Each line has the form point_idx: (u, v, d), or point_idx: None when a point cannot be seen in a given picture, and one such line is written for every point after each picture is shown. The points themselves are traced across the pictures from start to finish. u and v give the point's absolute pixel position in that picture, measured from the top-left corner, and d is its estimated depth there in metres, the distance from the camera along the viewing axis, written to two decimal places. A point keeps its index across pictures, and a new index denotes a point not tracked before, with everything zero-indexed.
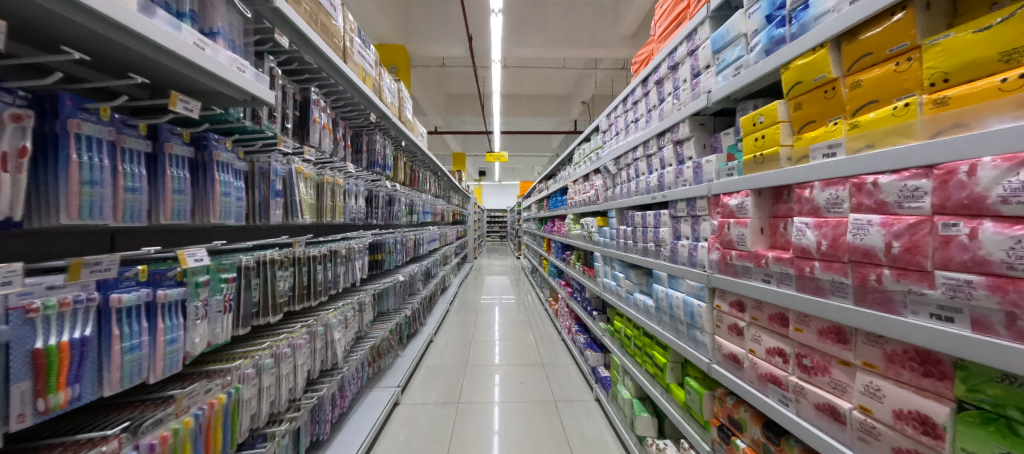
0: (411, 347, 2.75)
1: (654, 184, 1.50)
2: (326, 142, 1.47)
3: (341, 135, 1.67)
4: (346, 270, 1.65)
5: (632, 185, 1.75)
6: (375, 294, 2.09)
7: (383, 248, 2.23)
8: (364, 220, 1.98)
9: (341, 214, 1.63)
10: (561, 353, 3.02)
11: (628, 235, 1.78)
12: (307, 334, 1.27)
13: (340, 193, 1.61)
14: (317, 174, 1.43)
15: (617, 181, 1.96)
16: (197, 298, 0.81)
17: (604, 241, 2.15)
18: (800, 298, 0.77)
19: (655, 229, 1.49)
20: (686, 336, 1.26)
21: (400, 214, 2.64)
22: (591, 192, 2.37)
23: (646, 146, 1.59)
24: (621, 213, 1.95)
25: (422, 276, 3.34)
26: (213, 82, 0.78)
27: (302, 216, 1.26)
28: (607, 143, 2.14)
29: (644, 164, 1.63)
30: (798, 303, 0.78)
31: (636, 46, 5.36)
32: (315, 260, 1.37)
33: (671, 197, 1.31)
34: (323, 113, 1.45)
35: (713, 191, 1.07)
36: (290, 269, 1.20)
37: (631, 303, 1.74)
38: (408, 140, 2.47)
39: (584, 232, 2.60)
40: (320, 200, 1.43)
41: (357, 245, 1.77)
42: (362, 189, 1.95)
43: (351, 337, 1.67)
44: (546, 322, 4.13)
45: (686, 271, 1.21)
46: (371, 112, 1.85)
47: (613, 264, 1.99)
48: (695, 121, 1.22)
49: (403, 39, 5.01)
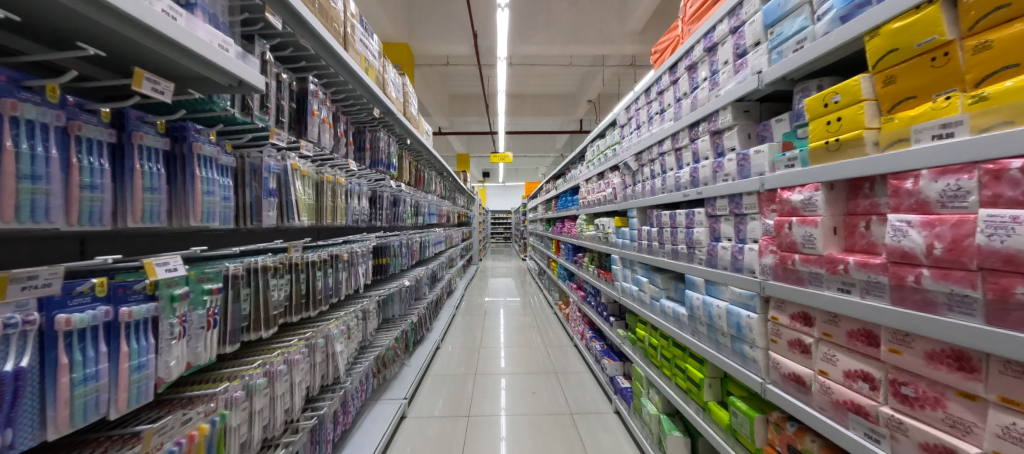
0: (417, 355, 2.61)
1: (685, 180, 1.36)
2: (326, 138, 1.35)
3: (343, 131, 1.55)
4: (348, 275, 1.53)
5: (656, 182, 1.61)
6: (379, 300, 1.96)
7: (388, 252, 2.10)
8: (367, 221, 1.86)
9: (342, 216, 1.51)
10: (573, 360, 2.87)
11: (652, 236, 1.64)
12: (305, 349, 1.14)
13: (341, 193, 1.49)
14: (316, 171, 1.31)
15: (638, 178, 1.83)
16: (172, 315, 0.68)
17: (623, 243, 2.01)
18: (896, 314, 0.62)
19: (686, 229, 1.35)
20: (729, 350, 1.10)
21: (405, 215, 2.52)
22: (607, 191, 2.23)
23: (675, 139, 1.45)
24: (643, 212, 1.81)
25: (427, 280, 3.22)
26: (189, 60, 0.65)
27: (298, 217, 1.13)
28: (626, 138, 2.00)
29: (671, 158, 1.49)
30: (892, 320, 0.63)
31: (645, 42, 5.21)
32: (315, 266, 1.25)
33: (708, 194, 1.17)
34: (322, 106, 1.33)
35: (767, 186, 0.93)
36: (285, 276, 1.07)
37: (656, 310, 1.59)
38: (414, 138, 2.35)
39: (599, 233, 2.46)
40: (320, 200, 1.31)
41: (360, 249, 1.65)
42: (365, 189, 1.82)
43: (354, 348, 1.54)
44: (556, 326, 3.99)
45: (728, 277, 1.07)
46: (375, 107, 1.73)
47: (634, 267, 1.85)
48: (739, 108, 1.08)
49: (405, 37, 4.91)
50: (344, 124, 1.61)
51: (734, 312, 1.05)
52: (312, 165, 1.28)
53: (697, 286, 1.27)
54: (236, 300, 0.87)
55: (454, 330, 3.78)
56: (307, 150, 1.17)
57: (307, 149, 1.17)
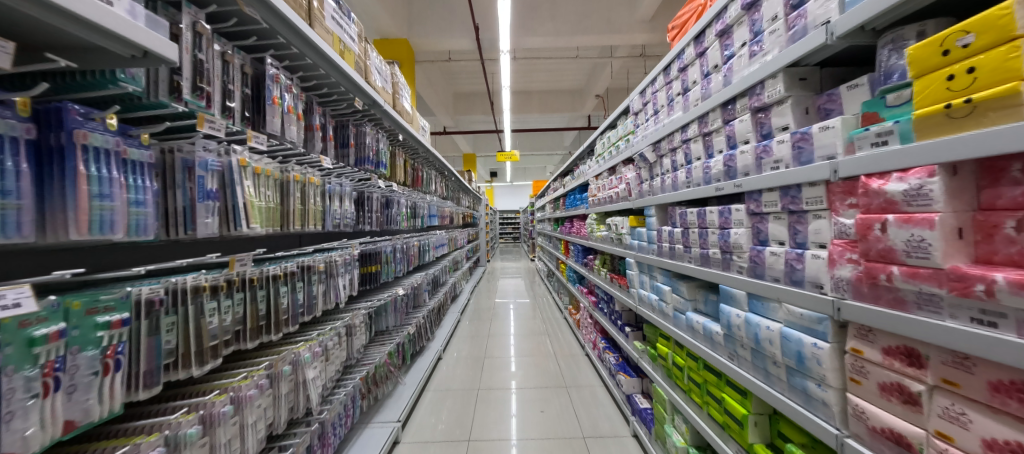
0: (415, 368, 2.44)
1: (717, 170, 1.11)
2: (291, 132, 1.16)
3: (315, 124, 1.37)
4: (323, 288, 1.35)
5: (679, 175, 1.37)
6: (367, 313, 1.78)
7: (378, 258, 1.92)
8: (351, 226, 1.68)
9: (315, 221, 1.32)
10: (586, 372, 2.65)
11: (675, 238, 1.39)
12: (258, 383, 0.95)
13: (314, 194, 1.30)
14: (278, 168, 1.12)
15: (657, 171, 1.58)
16: (36, 366, 0.48)
17: (639, 245, 1.78)
18: None
19: (720, 231, 1.10)
20: (783, 384, 0.85)
21: (400, 219, 2.35)
22: (621, 188, 1.99)
23: (703, 123, 1.20)
24: (662, 211, 1.57)
25: (427, 286, 3.03)
26: (87, 32, 0.48)
27: (248, 225, 0.94)
28: (640, 127, 1.76)
29: (698, 146, 1.24)
30: (1011, 357, 0.41)
31: (655, 30, 4.91)
32: (273, 281, 1.06)
33: (751, 186, 0.93)
34: (286, 93, 1.14)
35: (843, 172, 0.67)
36: (235, 297, 0.92)
37: (681, 324, 1.35)
38: (406, 133, 2.17)
39: (611, 234, 2.22)
40: (282, 203, 1.12)
41: (340, 258, 1.46)
42: (349, 190, 1.64)
43: (332, 371, 1.36)
44: (566, 332, 3.77)
45: (782, 292, 0.82)
46: (357, 97, 1.55)
47: (653, 272, 1.62)
48: (792, 76, 0.82)
49: (405, 33, 4.76)
50: (319, 115, 1.43)
51: (792, 337, 0.80)
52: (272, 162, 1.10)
53: (736, 301, 1.03)
54: (155, 331, 0.70)
55: (458, 338, 3.60)
56: (259, 145, 0.97)
57: (258, 142, 0.97)
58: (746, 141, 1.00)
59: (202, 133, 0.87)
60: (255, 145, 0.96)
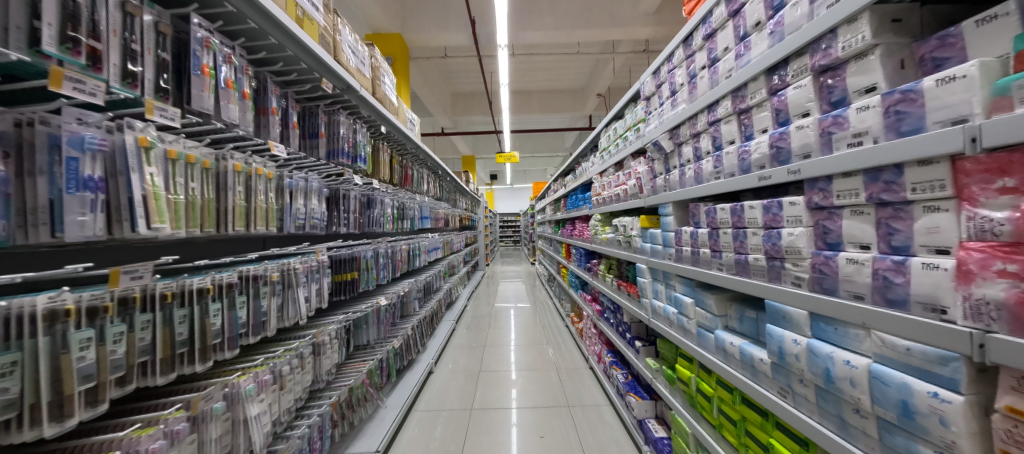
0: (402, 386, 2.20)
1: (762, 154, 0.87)
2: (227, 111, 0.94)
3: (269, 106, 1.17)
4: (274, 301, 1.12)
5: (704, 165, 1.14)
6: (340, 328, 1.56)
7: (356, 264, 1.71)
8: (321, 228, 1.46)
9: (264, 221, 1.10)
10: (590, 388, 2.40)
11: (700, 241, 1.16)
12: (168, 430, 0.72)
13: (261, 190, 1.08)
14: (203, 152, 0.89)
15: (674, 162, 1.36)
16: None
17: (652, 249, 1.55)
18: None
19: (765, 231, 0.86)
20: (868, 440, 0.60)
21: (384, 220, 2.13)
22: (630, 184, 1.76)
23: (741, 97, 0.96)
24: (681, 209, 1.34)
25: (418, 293, 2.81)
26: None
27: (149, 226, 0.71)
28: (652, 113, 1.54)
29: (731, 128, 1.01)
30: None
31: (659, 23, 4.72)
32: (201, 296, 0.86)
33: (813, 172, 0.70)
34: (223, 63, 0.94)
35: (988, 144, 0.41)
36: (139, 319, 0.71)
37: (709, 345, 1.10)
38: (390, 124, 1.96)
39: (619, 237, 2.00)
40: (208, 198, 0.89)
41: (301, 265, 1.26)
42: (318, 186, 1.42)
43: (284, 402, 1.12)
44: (569, 342, 3.53)
45: (870, 316, 0.59)
46: (325, 78, 1.34)
47: (670, 281, 1.39)
48: (881, 17, 0.58)
49: (398, 28, 4.61)
50: (276, 98, 1.22)
51: (889, 380, 0.55)
52: (197, 146, 0.88)
53: (790, 322, 0.78)
54: None
55: (452, 348, 3.36)
56: (165, 122, 0.75)
57: (163, 117, 0.75)
58: (807, 113, 0.76)
59: (67, 101, 0.64)
60: (158, 121, 0.74)
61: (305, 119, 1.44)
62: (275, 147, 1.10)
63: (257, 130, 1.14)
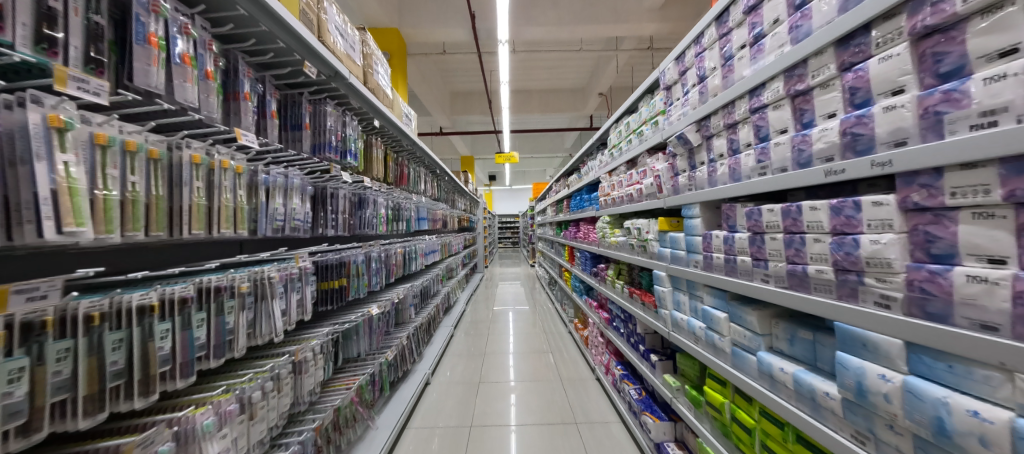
0: (395, 401, 2.03)
1: (827, 143, 0.71)
2: (177, 90, 0.76)
3: (243, 91, 1.01)
4: (243, 317, 0.95)
5: (742, 159, 0.98)
6: (325, 342, 1.39)
7: (344, 271, 1.54)
8: (304, 230, 1.30)
9: (231, 223, 0.93)
10: (598, 403, 2.24)
11: (739, 248, 0.99)
12: None
13: (226, 186, 0.91)
14: (147, 140, 0.72)
15: (702, 158, 1.20)
16: None
17: (673, 255, 1.40)
18: None
19: (833, 238, 0.70)
20: None
21: (377, 222, 1.96)
22: (646, 183, 1.61)
23: (798, 77, 0.78)
24: (711, 211, 1.18)
25: (414, 299, 2.65)
26: None
27: (59, 231, 0.52)
28: (673, 105, 1.38)
29: (780, 114, 0.84)
30: None
31: (664, 19, 4.60)
32: (143, 315, 0.69)
33: (911, 164, 0.54)
34: (177, 34, 0.78)
35: None
36: (47, 350, 0.53)
37: (751, 369, 0.95)
38: (383, 118, 1.80)
39: (631, 240, 1.85)
40: (150, 195, 0.71)
41: (277, 274, 1.08)
42: (301, 183, 1.26)
43: (254, 435, 0.95)
44: (573, 349, 3.37)
45: (1012, 353, 0.41)
46: (307, 60, 1.18)
47: (698, 292, 1.23)
48: None
49: (395, 22, 4.45)
50: (250, 82, 1.05)
51: None
52: (141, 132, 0.71)
53: (874, 353, 0.62)
54: None
55: (450, 356, 3.19)
56: (85, 97, 0.57)
57: (80, 90, 0.57)
58: (901, 90, 0.57)
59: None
60: (73, 94, 0.56)
61: (287, 108, 1.27)
62: (241, 136, 0.92)
63: (226, 117, 0.97)
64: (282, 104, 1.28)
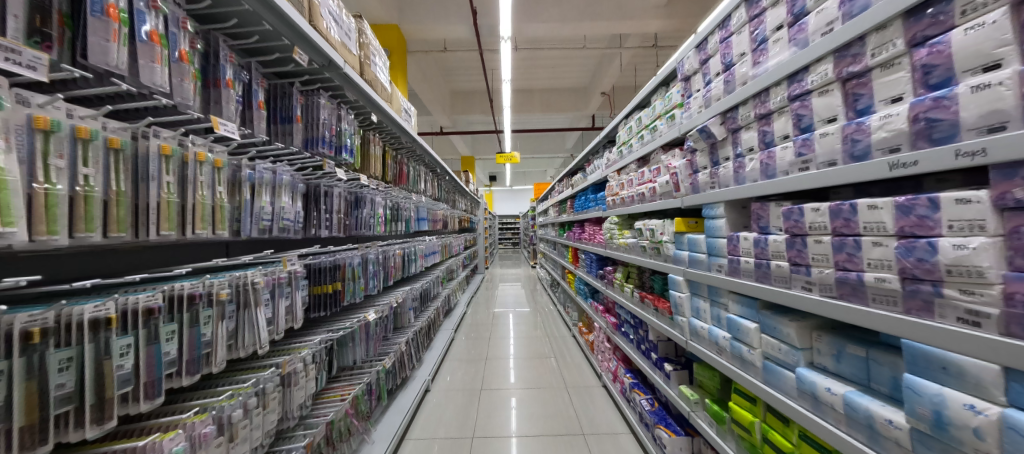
0: (393, 410, 1.92)
1: (891, 132, 0.60)
2: (140, 70, 0.66)
3: (227, 78, 0.91)
4: (222, 328, 0.83)
5: (778, 153, 0.88)
6: (317, 352, 1.29)
7: (339, 274, 1.44)
8: (295, 231, 1.20)
9: (208, 222, 0.82)
10: (606, 412, 2.14)
11: (774, 252, 0.89)
12: None
13: (203, 180, 0.81)
14: (105, 127, 0.62)
15: (726, 153, 1.10)
16: None
17: (692, 258, 1.30)
18: None
19: (900, 241, 0.60)
20: None
21: (374, 222, 1.86)
22: (660, 181, 1.52)
23: (852, 57, 0.68)
24: (737, 210, 1.09)
25: (413, 302, 2.55)
26: None
27: None
28: (692, 97, 1.28)
29: (828, 101, 0.74)
30: None
31: (670, 16, 4.51)
32: (97, 330, 0.56)
33: (1006, 155, 0.42)
34: (144, 8, 0.68)
35: None
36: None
37: (789, 387, 0.85)
38: (381, 111, 1.70)
39: (643, 242, 1.75)
40: (110, 191, 0.61)
41: (262, 279, 0.96)
42: (291, 179, 1.16)
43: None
44: (578, 354, 3.27)
45: None
46: (298, 46, 1.07)
47: (723, 299, 1.13)
48: None
49: (396, 19, 4.37)
50: (233, 68, 0.95)
51: None
52: (97, 117, 0.61)
53: (960, 379, 0.51)
54: None
55: (450, 361, 3.08)
56: (18, 71, 0.46)
57: (11, 63, 0.45)
58: (997, 65, 0.46)
59: None
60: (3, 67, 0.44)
61: (276, 100, 1.17)
62: (218, 124, 0.79)
63: (205, 105, 0.88)
64: (270, 95, 1.18)
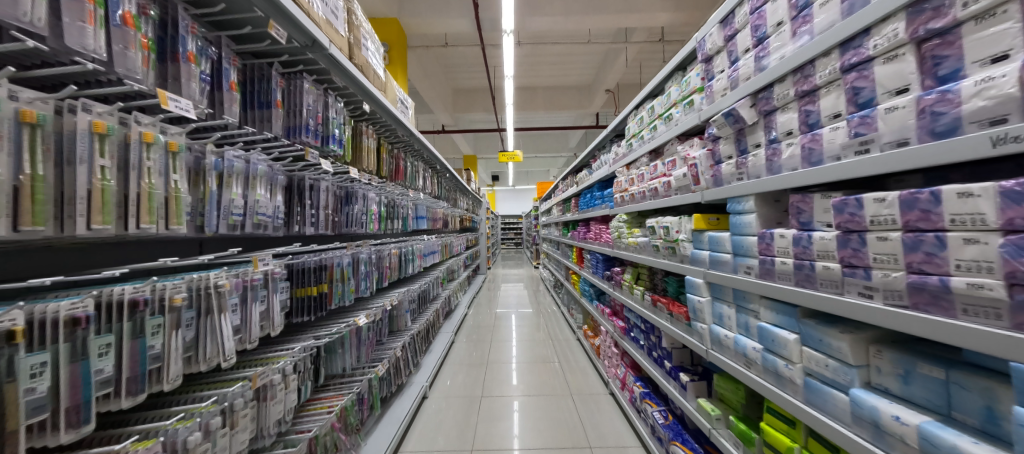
0: (388, 420, 1.81)
1: (990, 99, 0.45)
2: (66, 31, 0.53)
3: (189, 52, 0.80)
4: (177, 338, 0.71)
5: (826, 136, 0.75)
6: (299, 361, 1.17)
7: (326, 275, 1.33)
8: (274, 227, 1.09)
9: (157, 216, 0.69)
10: (614, 423, 2.00)
11: (821, 251, 0.76)
12: None
13: (151, 166, 0.67)
14: (16, 96, 0.49)
15: (757, 140, 0.98)
16: None
17: (714, 258, 1.17)
18: None
19: (1008, 237, 0.44)
20: None
21: (367, 220, 1.75)
22: (677, 174, 1.40)
23: (932, 11, 0.53)
24: (768, 204, 0.96)
25: (410, 304, 2.44)
26: None
27: None
28: (716, 79, 1.15)
29: (896, 68, 0.60)
30: None
31: (678, 9, 4.37)
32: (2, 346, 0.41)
33: None
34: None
35: None
36: None
37: (840, 411, 0.71)
38: (373, 100, 1.59)
39: (656, 241, 1.63)
40: (21, 175, 0.47)
41: (230, 282, 0.84)
42: (268, 170, 1.04)
43: None
44: (583, 359, 3.14)
45: None
46: (273, 20, 0.95)
47: (754, 304, 1.00)
48: None
49: (395, 12, 4.27)
50: (197, 41, 0.84)
51: None
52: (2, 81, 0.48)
53: None
54: None
55: (450, 366, 2.97)
56: None
57: None
58: None
59: None
60: None
61: (252, 82, 1.05)
62: (167, 100, 0.66)
63: (160, 81, 0.77)
64: (246, 77, 1.06)
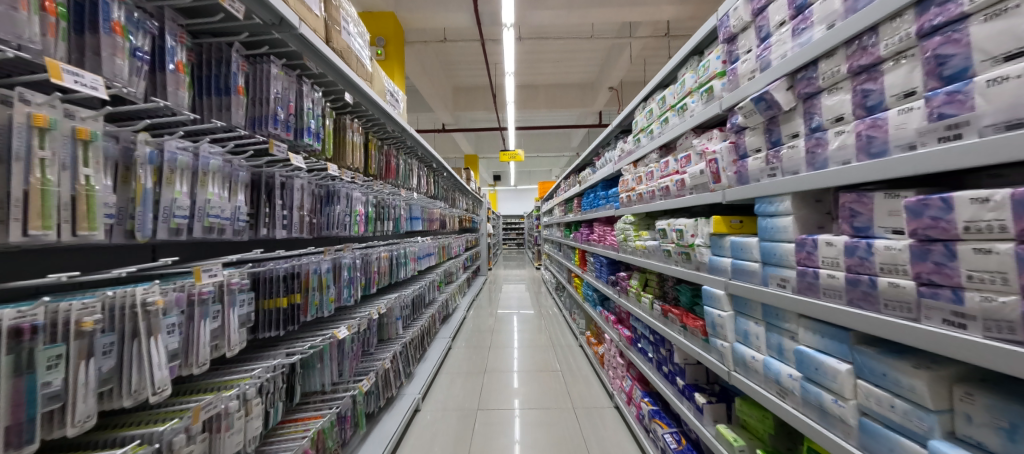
0: (375, 437, 1.68)
1: None
2: None
3: (116, 21, 0.66)
4: (89, 370, 0.56)
5: (892, 120, 0.59)
6: (265, 382, 1.04)
7: (300, 284, 1.20)
8: (232, 231, 0.95)
9: (57, 221, 0.54)
10: (620, 441, 1.85)
11: (887, 265, 0.61)
12: None
13: (48, 158, 0.51)
14: None
15: (795, 130, 0.83)
16: None
17: (739, 267, 1.03)
18: None
19: None
20: None
21: (352, 221, 1.62)
22: (692, 171, 1.25)
23: None
24: (807, 206, 0.82)
25: (402, 311, 2.31)
26: None
27: None
28: (742, 61, 0.99)
29: (1006, 23, 0.42)
30: None
31: (685, 1, 4.21)
32: None
33: None
34: None
35: None
36: None
37: None
38: (354, 90, 1.45)
39: (667, 246, 1.48)
40: None
41: (166, 300, 0.71)
42: (223, 165, 0.91)
43: None
44: (586, 367, 2.99)
45: None
46: None
47: (791, 323, 0.85)
48: None
49: (392, 6, 4.14)
50: (127, 10, 0.70)
51: None
52: None
53: None
54: None
55: (446, 374, 2.84)
56: None
57: None
58: None
59: None
60: None
61: (207, 66, 0.92)
62: (61, 72, 0.51)
63: (75, 56, 0.63)
64: (201, 59, 0.93)
